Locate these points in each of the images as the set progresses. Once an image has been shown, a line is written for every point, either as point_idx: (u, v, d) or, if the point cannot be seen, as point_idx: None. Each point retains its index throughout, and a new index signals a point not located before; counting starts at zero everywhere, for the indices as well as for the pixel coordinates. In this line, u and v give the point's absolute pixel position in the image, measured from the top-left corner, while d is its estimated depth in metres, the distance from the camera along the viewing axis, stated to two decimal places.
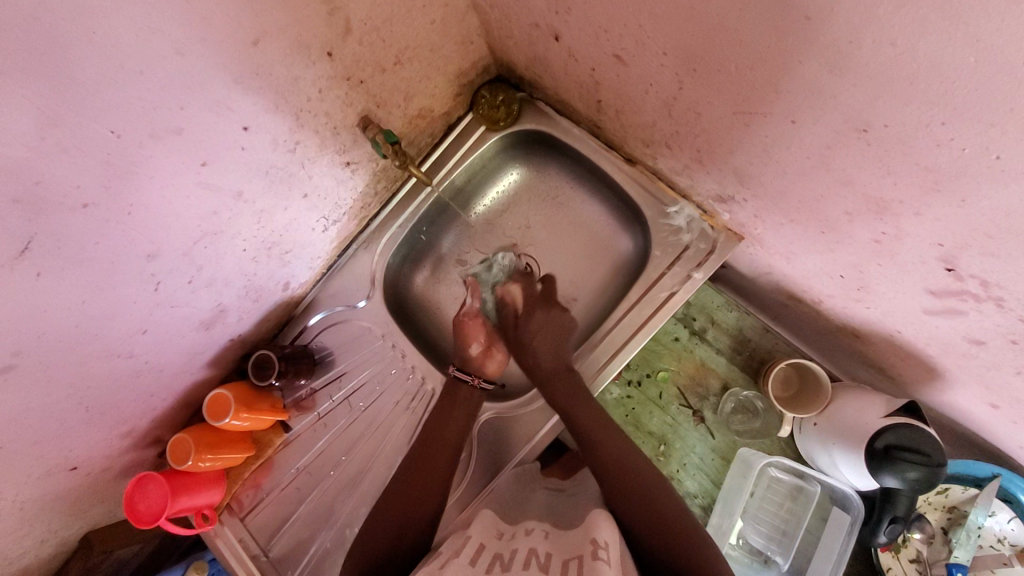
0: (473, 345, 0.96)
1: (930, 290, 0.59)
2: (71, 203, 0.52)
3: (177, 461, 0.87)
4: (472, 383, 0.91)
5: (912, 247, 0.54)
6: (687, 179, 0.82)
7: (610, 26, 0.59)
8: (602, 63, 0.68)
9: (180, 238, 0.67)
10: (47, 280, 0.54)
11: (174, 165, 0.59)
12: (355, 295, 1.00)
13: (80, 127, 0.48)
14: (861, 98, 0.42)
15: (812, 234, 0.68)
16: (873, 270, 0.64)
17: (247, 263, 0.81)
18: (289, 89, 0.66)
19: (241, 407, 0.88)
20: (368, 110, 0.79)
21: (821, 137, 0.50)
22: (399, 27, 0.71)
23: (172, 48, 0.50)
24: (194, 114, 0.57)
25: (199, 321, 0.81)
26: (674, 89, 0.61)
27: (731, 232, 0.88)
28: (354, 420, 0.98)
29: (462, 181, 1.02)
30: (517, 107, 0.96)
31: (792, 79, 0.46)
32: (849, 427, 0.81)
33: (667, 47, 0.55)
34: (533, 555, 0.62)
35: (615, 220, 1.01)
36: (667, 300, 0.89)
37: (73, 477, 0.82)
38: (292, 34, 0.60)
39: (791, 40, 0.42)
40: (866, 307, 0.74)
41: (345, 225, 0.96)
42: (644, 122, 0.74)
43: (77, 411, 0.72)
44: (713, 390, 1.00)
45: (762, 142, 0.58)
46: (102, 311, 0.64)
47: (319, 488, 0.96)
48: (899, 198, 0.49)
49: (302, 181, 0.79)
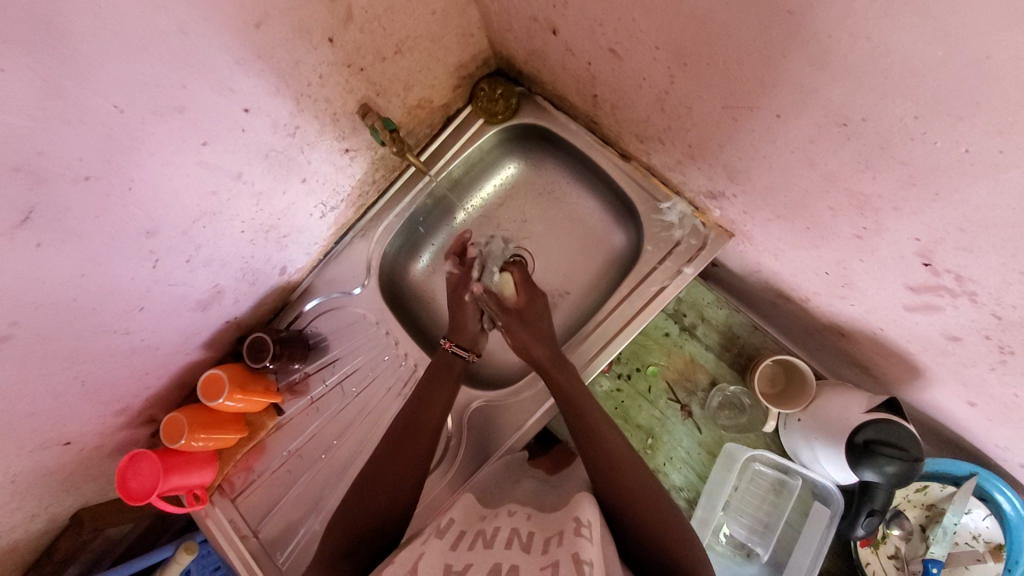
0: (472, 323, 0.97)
1: (909, 286, 0.60)
2: (73, 174, 0.53)
3: (170, 439, 0.88)
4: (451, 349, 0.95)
5: (891, 242, 0.55)
6: (679, 175, 0.84)
7: (605, 20, 0.61)
8: (597, 57, 0.69)
9: (179, 217, 0.68)
10: (46, 251, 0.56)
11: (176, 143, 0.61)
12: (351, 283, 1.02)
13: (84, 100, 0.49)
14: (840, 92, 0.44)
15: (798, 230, 0.69)
16: (855, 266, 0.66)
17: (244, 245, 0.82)
18: (290, 73, 0.67)
19: (235, 388, 0.89)
20: (367, 97, 0.81)
21: (804, 132, 0.52)
22: (400, 16, 0.73)
23: (176, 27, 0.52)
24: (197, 92, 0.59)
25: (196, 301, 0.82)
26: (666, 83, 0.63)
27: (722, 229, 0.89)
28: (346, 405, 0.99)
29: (459, 172, 1.03)
30: (516, 100, 0.98)
31: (776, 73, 0.48)
32: (831, 422, 0.83)
33: (659, 42, 0.57)
34: (516, 534, 0.63)
35: (610, 215, 1.03)
36: (657, 294, 0.90)
37: (67, 452, 0.84)
38: (294, 18, 0.62)
39: (775, 34, 0.44)
40: (850, 305, 0.76)
41: (342, 212, 0.98)
42: (638, 116, 0.76)
43: (73, 384, 0.74)
44: (702, 385, 1.01)
45: (749, 137, 0.60)
46: (100, 285, 0.65)
47: (309, 471, 0.97)
48: (878, 193, 0.51)
49: (301, 166, 0.81)
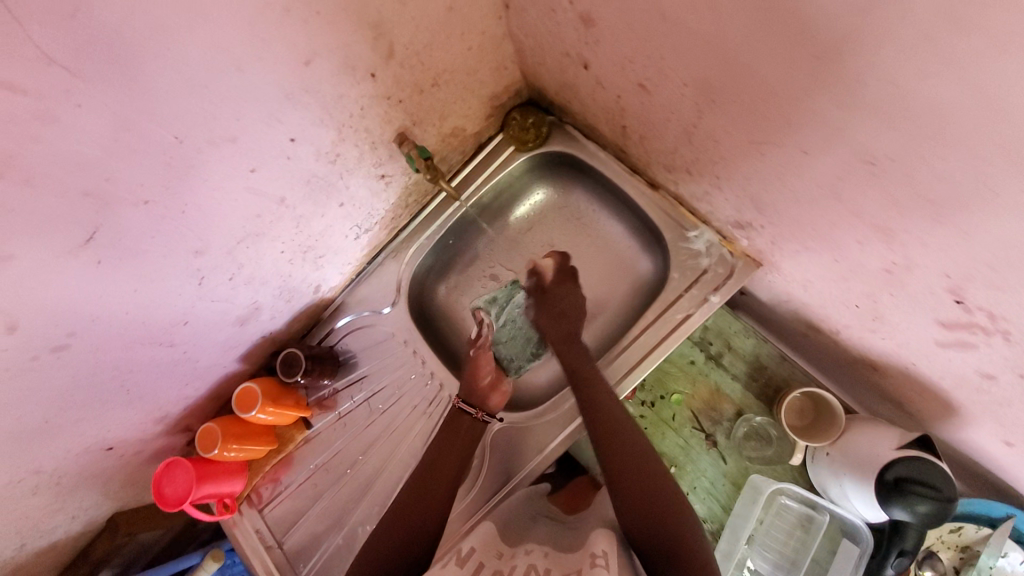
0: (484, 377, 0.97)
1: (940, 321, 0.60)
2: (134, 199, 0.58)
3: (204, 449, 0.92)
4: (474, 416, 0.93)
5: (922, 277, 0.55)
6: (707, 205, 0.84)
7: (634, 58, 0.63)
8: (628, 92, 0.71)
9: (225, 238, 0.72)
10: (105, 267, 0.61)
11: (228, 171, 0.65)
12: (380, 302, 1.04)
13: (148, 132, 0.54)
14: (866, 131, 0.45)
15: (827, 261, 0.69)
16: (886, 300, 0.66)
17: (284, 265, 0.86)
18: (334, 106, 0.70)
19: (267, 402, 0.93)
20: (404, 127, 0.83)
21: (830, 167, 0.52)
22: (439, 52, 0.75)
23: (233, 65, 0.56)
24: (250, 125, 0.63)
25: (236, 317, 0.87)
26: (694, 119, 0.64)
27: (750, 259, 0.89)
28: (371, 422, 1.01)
29: (490, 198, 1.06)
30: (546, 129, 1.00)
31: (801, 110, 0.49)
32: (859, 457, 0.82)
33: (687, 79, 0.58)
34: (533, 570, 0.64)
35: (637, 242, 1.03)
36: (682, 322, 0.90)
37: (109, 456, 0.89)
38: (341, 55, 0.65)
39: (800, 74, 0.45)
40: (880, 337, 0.75)
41: (376, 234, 1.01)
42: (667, 148, 0.77)
43: (119, 392, 0.79)
44: (727, 415, 1.00)
45: (776, 170, 0.60)
46: (150, 301, 0.70)
47: (335, 486, 1.00)
48: (906, 229, 0.51)
49: (339, 191, 0.84)
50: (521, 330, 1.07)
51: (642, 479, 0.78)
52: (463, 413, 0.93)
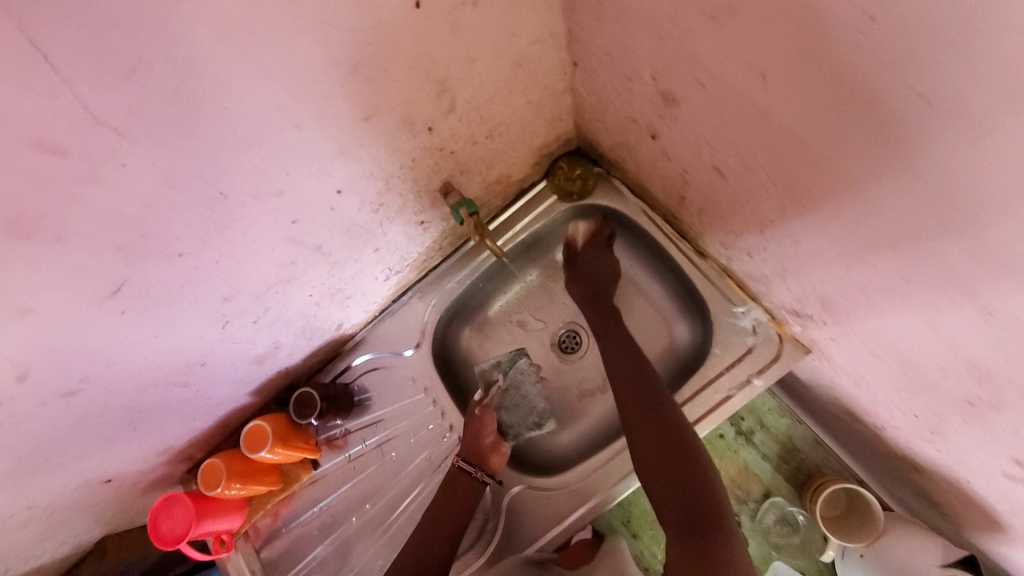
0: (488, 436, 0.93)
1: (1018, 461, 0.56)
2: (168, 252, 0.53)
3: (207, 486, 0.88)
4: (473, 475, 0.90)
5: (1011, 420, 0.51)
6: (762, 285, 0.80)
7: (715, 143, 0.59)
8: (698, 170, 0.67)
9: (255, 284, 0.68)
10: (129, 317, 0.56)
11: (269, 223, 0.61)
12: (403, 343, 0.99)
13: (191, 189, 0.49)
14: (996, 286, 0.39)
15: (895, 371, 0.65)
16: (956, 424, 0.61)
17: (311, 306, 0.82)
18: (386, 158, 0.66)
19: (277, 442, 0.88)
20: (451, 176, 0.79)
21: (930, 298, 0.48)
22: (500, 106, 0.71)
23: (290, 122, 0.51)
24: (299, 179, 0.58)
25: (255, 356, 0.82)
26: (773, 213, 0.60)
27: (798, 343, 0.84)
28: (382, 469, 0.97)
29: (526, 245, 1.01)
30: (592, 182, 0.96)
31: (911, 241, 0.44)
32: (897, 567, 0.78)
33: (777, 178, 0.54)
34: None
35: (676, 308, 0.99)
36: (721, 402, 0.86)
37: (106, 487, 0.84)
38: (402, 111, 0.60)
39: (923, 210, 0.40)
40: (937, 450, 0.71)
41: (406, 274, 0.96)
42: (729, 228, 0.73)
43: (125, 430, 0.74)
44: (754, 495, 0.97)
45: (859, 282, 0.56)
46: (170, 346, 0.65)
47: (339, 532, 0.97)
48: (1008, 376, 0.47)
49: (377, 237, 0.79)
50: (526, 399, 1.02)
51: (652, 457, 0.78)
52: (463, 473, 0.90)
